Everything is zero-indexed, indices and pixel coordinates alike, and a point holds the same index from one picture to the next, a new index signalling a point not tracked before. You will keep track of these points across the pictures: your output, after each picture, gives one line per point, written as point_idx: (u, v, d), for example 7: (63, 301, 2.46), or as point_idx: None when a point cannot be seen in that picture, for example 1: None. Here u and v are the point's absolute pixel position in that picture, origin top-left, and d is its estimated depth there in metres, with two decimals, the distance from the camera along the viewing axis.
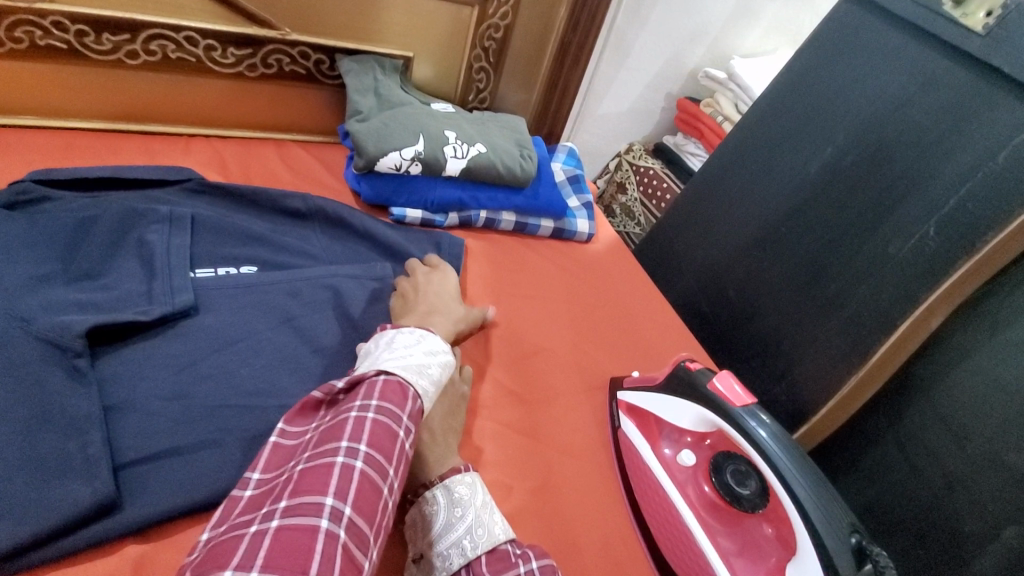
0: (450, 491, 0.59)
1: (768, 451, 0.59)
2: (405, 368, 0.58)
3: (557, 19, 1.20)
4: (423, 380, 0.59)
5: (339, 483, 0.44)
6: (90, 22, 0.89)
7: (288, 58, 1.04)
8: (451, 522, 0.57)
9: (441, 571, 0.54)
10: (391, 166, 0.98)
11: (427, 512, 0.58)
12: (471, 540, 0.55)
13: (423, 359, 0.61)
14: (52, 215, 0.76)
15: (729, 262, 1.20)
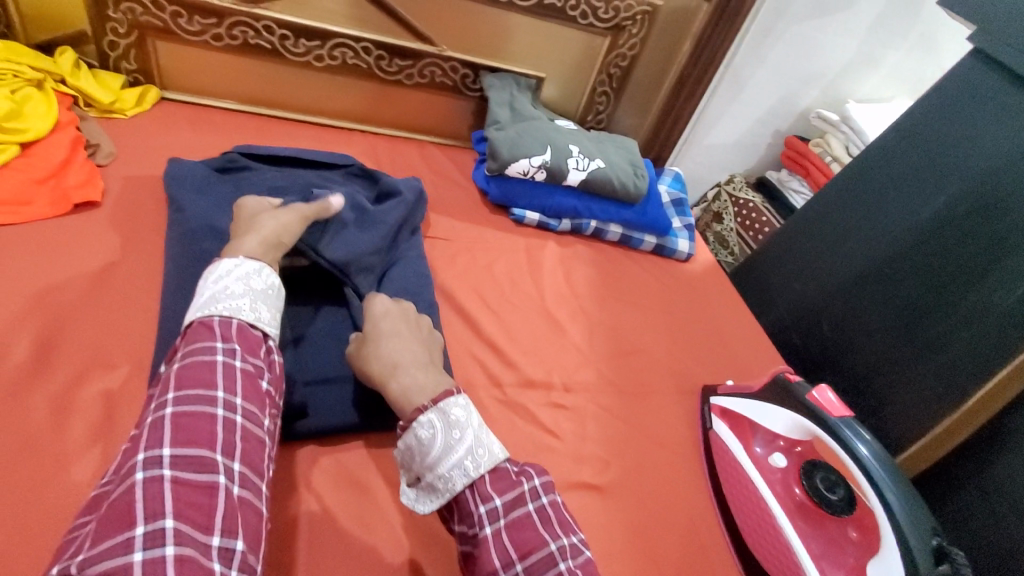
0: (446, 415, 0.59)
1: (868, 466, 0.67)
2: (200, 308, 0.58)
3: (681, 53, 1.29)
4: (229, 303, 0.58)
5: (150, 435, 0.47)
6: (293, 29, 1.07)
7: (440, 71, 1.19)
8: (451, 445, 0.58)
9: (445, 492, 0.57)
10: (520, 171, 1.11)
11: (422, 437, 0.58)
12: (472, 461, 0.57)
13: (214, 287, 0.60)
14: (255, 183, 0.95)
15: (824, 298, 1.24)
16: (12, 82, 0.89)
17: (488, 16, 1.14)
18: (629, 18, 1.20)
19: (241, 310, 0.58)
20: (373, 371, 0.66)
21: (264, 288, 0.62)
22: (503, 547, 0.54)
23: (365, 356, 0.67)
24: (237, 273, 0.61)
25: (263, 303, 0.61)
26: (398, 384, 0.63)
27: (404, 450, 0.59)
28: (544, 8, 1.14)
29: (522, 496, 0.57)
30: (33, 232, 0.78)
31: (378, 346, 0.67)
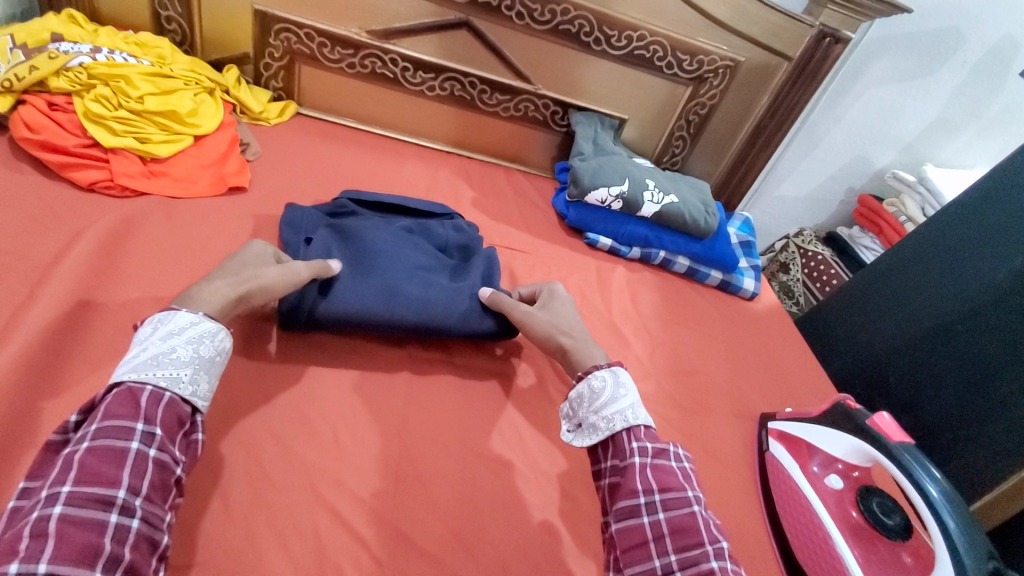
0: (616, 375, 0.72)
1: (938, 510, 0.66)
2: (133, 369, 0.56)
3: (758, 107, 1.36)
4: (168, 369, 0.57)
5: (30, 543, 0.44)
6: (413, 62, 1.24)
7: (533, 107, 1.33)
8: (617, 396, 0.70)
9: (607, 428, 0.68)
10: (598, 200, 1.20)
11: (595, 386, 0.72)
12: (632, 413, 0.69)
13: (159, 345, 0.58)
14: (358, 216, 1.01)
15: (890, 353, 1.24)
16: (191, 86, 1.05)
17: (581, 61, 1.27)
18: (712, 71, 1.29)
19: (179, 381, 0.57)
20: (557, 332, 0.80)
21: (211, 357, 0.61)
22: (645, 477, 0.63)
23: (535, 320, 0.82)
24: (189, 334, 0.59)
25: (206, 373, 0.60)
26: (579, 348, 0.78)
27: (574, 398, 0.73)
28: (634, 57, 1.26)
29: (667, 452, 0.67)
30: (197, 207, 0.95)
31: (558, 315, 0.83)
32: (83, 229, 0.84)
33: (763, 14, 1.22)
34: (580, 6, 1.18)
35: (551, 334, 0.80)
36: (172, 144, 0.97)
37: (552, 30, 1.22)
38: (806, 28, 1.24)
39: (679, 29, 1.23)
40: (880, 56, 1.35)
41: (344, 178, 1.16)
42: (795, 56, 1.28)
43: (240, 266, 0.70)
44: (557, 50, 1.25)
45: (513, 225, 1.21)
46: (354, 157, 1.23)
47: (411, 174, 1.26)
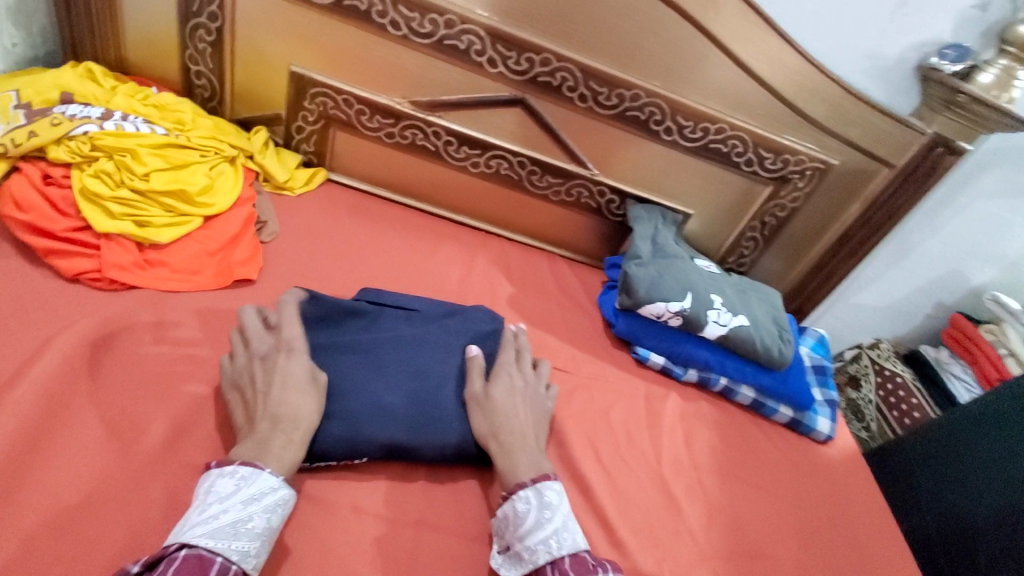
0: (541, 494, 0.68)
1: None
2: (211, 534, 0.56)
3: (847, 213, 1.19)
4: (242, 542, 0.57)
5: None
6: (459, 137, 1.12)
7: (587, 193, 1.18)
8: (542, 521, 0.66)
9: (528, 561, 0.64)
10: (653, 313, 1.04)
11: (518, 510, 0.68)
12: (557, 542, 0.65)
13: (240, 510, 0.58)
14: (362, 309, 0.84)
15: (984, 527, 1.05)
16: (209, 157, 0.94)
17: (647, 150, 1.12)
18: (797, 172, 1.12)
19: (248, 556, 0.57)
20: (489, 432, 0.75)
21: (278, 526, 0.61)
22: None
23: (504, 387, 0.79)
24: (267, 502, 0.60)
25: (267, 544, 0.60)
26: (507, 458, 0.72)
27: (500, 518, 0.69)
28: (708, 150, 1.11)
29: None
30: (195, 303, 0.83)
31: (495, 410, 0.76)
32: (57, 331, 0.72)
33: (865, 116, 1.05)
34: (653, 93, 1.04)
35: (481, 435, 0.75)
36: (176, 228, 0.86)
37: (618, 115, 1.08)
38: (915, 135, 1.06)
39: (765, 125, 1.07)
40: (996, 168, 1.16)
41: (368, 263, 1.03)
42: (898, 165, 1.10)
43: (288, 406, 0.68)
44: (622, 136, 1.11)
45: (552, 332, 1.06)
46: (383, 236, 1.10)
47: (444, 258, 1.11)
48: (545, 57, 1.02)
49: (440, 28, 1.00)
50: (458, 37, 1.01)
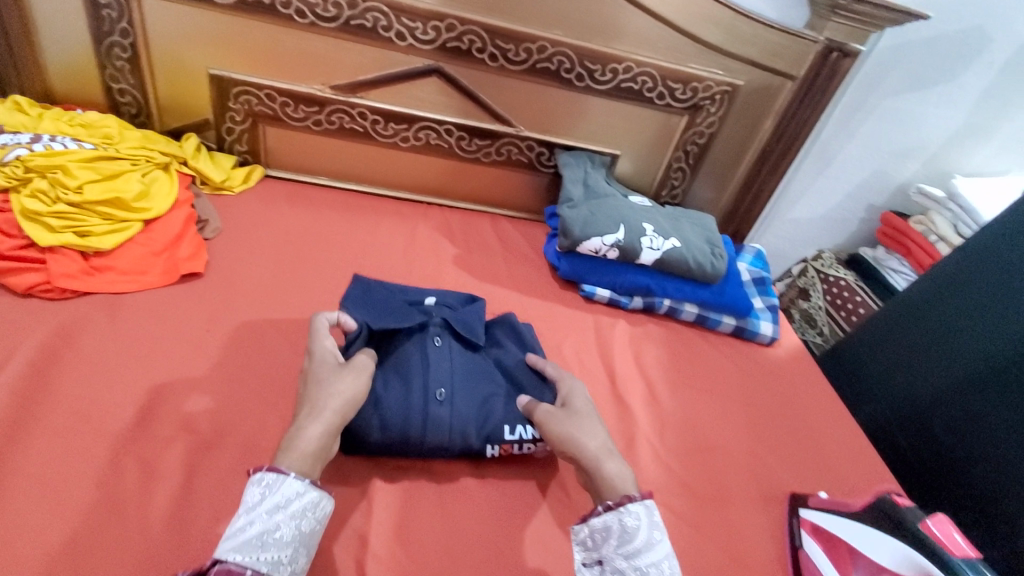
0: (652, 513, 0.63)
1: None
2: (238, 548, 0.54)
3: (763, 130, 1.25)
4: (271, 552, 0.55)
5: None
6: (384, 114, 1.17)
7: (517, 149, 1.24)
8: (653, 542, 0.61)
9: None
10: (591, 249, 1.09)
11: (629, 526, 0.62)
12: (667, 566, 0.61)
13: (266, 520, 0.56)
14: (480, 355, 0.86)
15: (937, 397, 1.10)
16: (140, 165, 0.99)
17: (564, 99, 1.18)
18: (707, 98, 1.18)
19: (279, 564, 0.55)
20: (572, 446, 0.70)
21: (310, 532, 0.58)
22: None
23: (580, 403, 0.77)
24: (294, 509, 0.57)
25: (303, 547, 0.58)
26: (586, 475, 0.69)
27: (597, 529, 0.64)
28: (621, 90, 1.16)
29: None
30: (148, 300, 0.87)
31: (581, 423, 0.72)
32: (18, 341, 0.76)
33: (759, 34, 1.11)
34: (558, 42, 1.10)
35: (569, 449, 0.70)
36: (116, 234, 0.91)
37: (529, 69, 1.13)
38: (809, 44, 1.13)
39: (669, 57, 1.13)
40: (894, 66, 1.22)
41: (313, 246, 1.07)
42: (798, 75, 1.16)
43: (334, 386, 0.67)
44: (538, 89, 1.16)
45: (499, 284, 1.11)
46: (326, 221, 1.14)
47: (388, 233, 1.16)
48: (449, 23, 1.06)
49: (344, 10, 1.04)
50: (364, 16, 1.05)
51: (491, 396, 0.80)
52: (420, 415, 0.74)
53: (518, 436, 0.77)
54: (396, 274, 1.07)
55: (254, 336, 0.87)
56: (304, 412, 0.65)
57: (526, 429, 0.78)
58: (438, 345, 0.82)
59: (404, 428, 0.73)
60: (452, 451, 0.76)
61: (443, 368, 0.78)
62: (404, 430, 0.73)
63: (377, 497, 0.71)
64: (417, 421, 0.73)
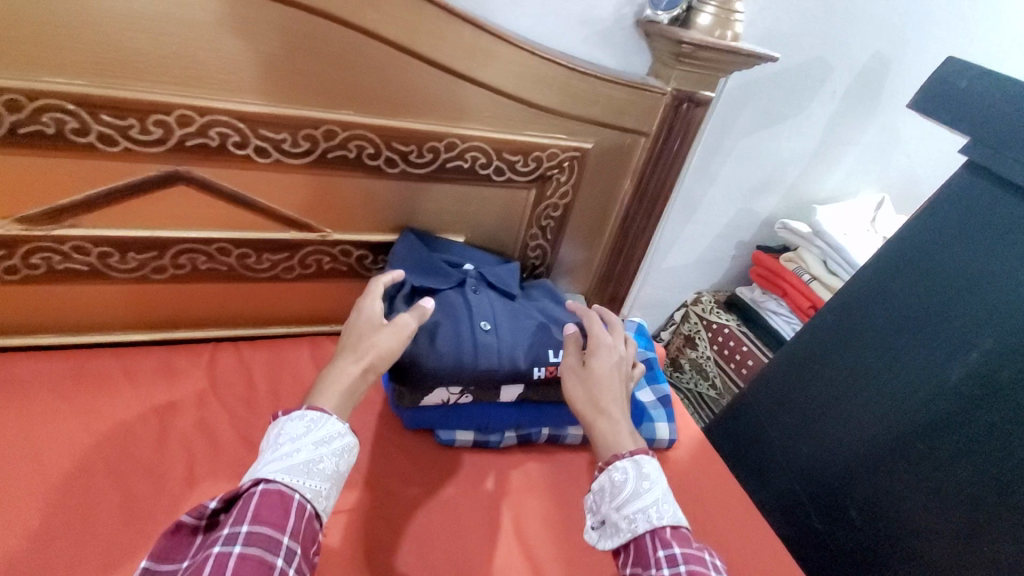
0: (639, 465, 0.67)
1: None
2: (287, 470, 0.60)
3: (622, 192, 1.07)
4: (314, 481, 0.61)
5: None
6: (114, 244, 0.81)
7: (328, 258, 0.95)
8: (641, 490, 0.65)
9: (629, 533, 0.63)
10: (438, 400, 0.84)
11: (616, 479, 0.67)
12: (657, 511, 0.64)
13: (312, 450, 0.62)
14: (523, 303, 0.94)
15: (845, 474, 1.01)
16: None
17: (377, 190, 0.91)
18: (554, 167, 0.97)
19: (321, 494, 0.61)
20: (580, 404, 0.75)
21: (339, 472, 0.63)
22: None
23: (602, 357, 0.79)
24: (336, 445, 0.63)
25: (337, 487, 0.63)
26: (596, 430, 0.72)
27: (594, 489, 0.68)
28: (447, 171, 0.92)
29: (702, 560, 0.60)
30: None
31: (597, 382, 0.76)
32: None
33: (599, 90, 0.92)
34: (351, 124, 0.82)
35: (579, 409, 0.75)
36: None
37: (319, 161, 0.84)
38: (658, 96, 0.96)
39: (499, 126, 0.90)
40: (744, 106, 1.11)
41: (21, 472, 0.71)
42: (650, 130, 1.00)
43: (374, 336, 0.73)
44: (339, 182, 0.88)
45: None
46: (47, 417, 0.78)
47: (154, 410, 0.83)
48: (181, 116, 0.74)
49: None
50: (37, 120, 0.69)
51: (534, 330, 0.87)
52: (468, 342, 0.82)
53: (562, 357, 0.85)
54: (162, 486, 0.74)
55: None
56: (345, 358, 0.71)
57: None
58: (480, 293, 0.89)
59: (456, 354, 0.81)
60: (503, 375, 0.83)
61: (484, 307, 0.87)
62: (459, 357, 0.81)
63: None
64: (466, 344, 0.82)
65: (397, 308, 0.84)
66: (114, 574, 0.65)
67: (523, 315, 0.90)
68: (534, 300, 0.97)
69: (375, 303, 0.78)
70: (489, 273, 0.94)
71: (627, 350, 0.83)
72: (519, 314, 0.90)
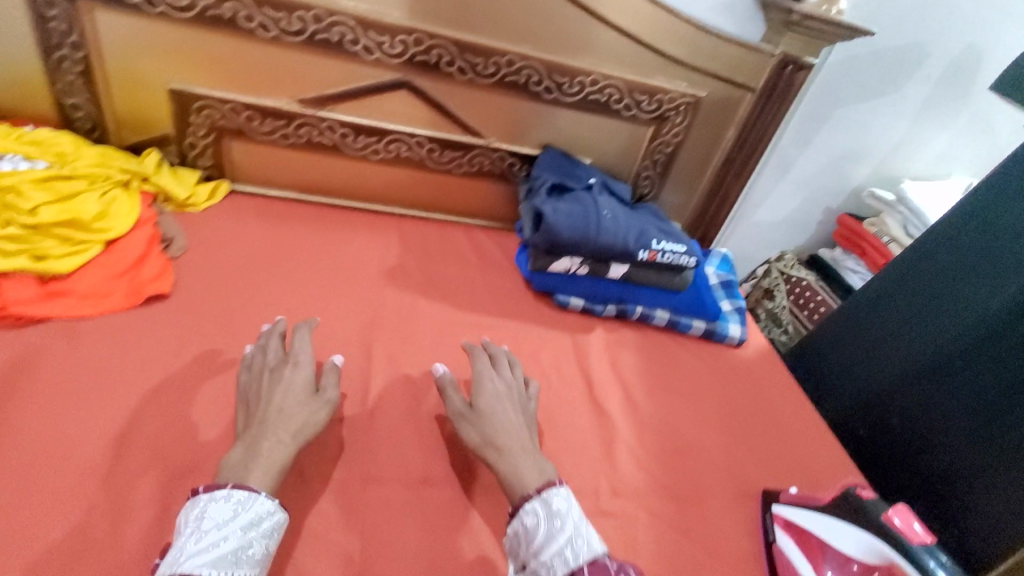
0: (549, 504, 0.67)
1: None
2: (213, 563, 0.57)
3: (726, 139, 1.29)
4: (243, 569, 0.58)
5: None
6: (352, 127, 1.15)
7: (489, 160, 1.24)
8: (554, 533, 0.64)
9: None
10: (562, 268, 1.11)
11: (528, 524, 0.66)
12: (572, 550, 0.63)
13: (240, 537, 0.59)
14: (633, 212, 1.20)
15: (890, 388, 1.17)
16: (99, 184, 0.96)
17: (534, 111, 1.19)
18: (672, 109, 1.22)
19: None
20: (490, 436, 0.75)
21: (262, 556, 0.60)
22: None
23: (487, 393, 0.81)
24: (265, 527, 0.61)
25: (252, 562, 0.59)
26: (506, 462, 0.73)
27: (516, 531, 0.67)
28: (589, 102, 1.18)
29: None
30: (112, 324, 0.84)
31: (492, 417, 0.77)
32: None
33: (719, 48, 1.15)
34: (526, 56, 1.11)
35: (483, 445, 0.75)
36: (75, 256, 0.88)
37: (498, 82, 1.14)
38: (767, 58, 1.18)
39: (635, 70, 1.16)
40: (844, 76, 1.29)
41: (285, 263, 1.05)
42: (758, 87, 1.21)
43: (293, 400, 0.74)
44: (507, 101, 1.17)
45: (477, 294, 1.11)
46: (294, 237, 1.12)
47: (361, 247, 1.15)
48: (417, 37, 1.06)
49: (309, 24, 1.03)
50: (329, 30, 1.04)
51: (642, 226, 1.13)
52: (592, 222, 1.08)
53: (662, 246, 1.10)
54: (369, 290, 1.05)
55: (226, 357, 0.85)
56: (250, 434, 0.70)
57: (670, 245, 1.10)
58: (602, 195, 1.16)
59: (583, 228, 1.07)
60: (615, 251, 1.08)
61: (605, 203, 1.13)
62: (585, 231, 1.07)
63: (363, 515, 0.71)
64: (591, 222, 1.08)
65: (541, 194, 1.13)
66: (344, 329, 0.96)
67: (633, 216, 1.15)
68: (641, 212, 1.22)
69: (268, 381, 0.77)
70: (609, 185, 1.21)
71: (509, 380, 0.85)
72: (631, 215, 1.15)
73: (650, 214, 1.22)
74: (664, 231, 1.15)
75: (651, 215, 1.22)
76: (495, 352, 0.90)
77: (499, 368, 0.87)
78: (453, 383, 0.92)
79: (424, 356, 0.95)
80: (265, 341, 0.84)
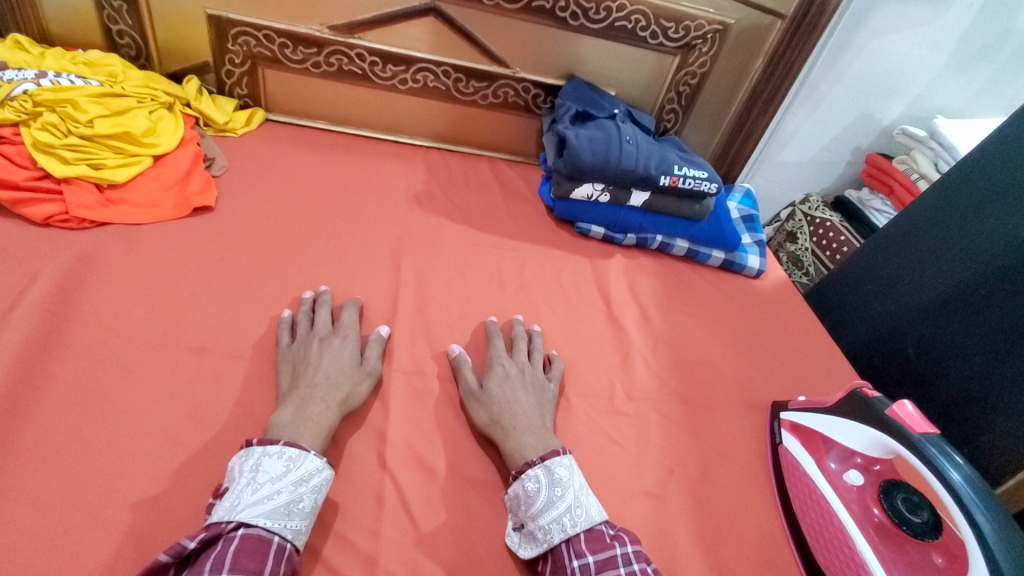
0: (551, 472, 0.66)
1: (960, 492, 0.63)
2: (268, 515, 0.57)
3: (753, 71, 1.28)
4: (295, 521, 0.58)
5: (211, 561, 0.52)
6: (380, 55, 1.18)
7: (513, 92, 1.26)
8: (553, 499, 0.64)
9: (544, 543, 0.62)
10: (584, 195, 1.14)
11: (529, 489, 0.65)
12: (569, 519, 0.63)
13: (292, 491, 0.59)
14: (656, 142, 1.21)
15: (907, 318, 1.17)
16: (146, 103, 1.02)
17: (559, 40, 1.20)
18: (699, 37, 1.21)
19: (301, 534, 0.59)
20: (494, 420, 0.74)
21: (313, 507, 0.61)
22: None
23: (498, 374, 0.79)
24: (315, 483, 0.61)
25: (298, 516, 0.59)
26: (511, 441, 0.71)
27: (514, 496, 0.67)
28: (615, 29, 1.18)
29: (614, 558, 0.60)
30: (164, 230, 0.91)
31: (499, 398, 0.76)
32: (43, 266, 0.80)
33: None
34: None
35: (487, 424, 0.74)
36: (129, 167, 0.95)
37: (524, 8, 1.14)
38: None
39: None
40: (879, 4, 1.25)
41: (318, 185, 1.10)
42: (788, 14, 1.19)
43: (337, 362, 0.75)
44: (533, 29, 1.18)
45: (500, 219, 1.15)
46: (326, 163, 1.17)
47: (389, 173, 1.19)
48: None
49: None
50: None
51: (664, 153, 1.14)
52: (614, 147, 1.10)
53: (683, 171, 1.10)
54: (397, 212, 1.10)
55: (266, 264, 0.91)
56: (294, 392, 0.71)
57: (691, 170, 1.11)
58: (625, 124, 1.17)
59: (605, 152, 1.09)
60: (637, 176, 1.10)
61: (627, 131, 1.15)
62: (607, 156, 1.09)
63: (393, 400, 0.77)
64: (612, 147, 1.09)
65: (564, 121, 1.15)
66: (375, 245, 1.01)
67: (656, 145, 1.16)
68: (665, 143, 1.23)
69: (317, 348, 0.77)
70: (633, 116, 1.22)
71: (524, 363, 0.82)
72: (654, 144, 1.16)
73: (673, 146, 1.23)
74: (687, 159, 1.16)
75: (674, 146, 1.22)
76: (517, 330, 0.89)
77: (518, 353, 0.85)
78: (478, 295, 0.97)
79: (450, 271, 1.00)
80: (309, 311, 0.83)
